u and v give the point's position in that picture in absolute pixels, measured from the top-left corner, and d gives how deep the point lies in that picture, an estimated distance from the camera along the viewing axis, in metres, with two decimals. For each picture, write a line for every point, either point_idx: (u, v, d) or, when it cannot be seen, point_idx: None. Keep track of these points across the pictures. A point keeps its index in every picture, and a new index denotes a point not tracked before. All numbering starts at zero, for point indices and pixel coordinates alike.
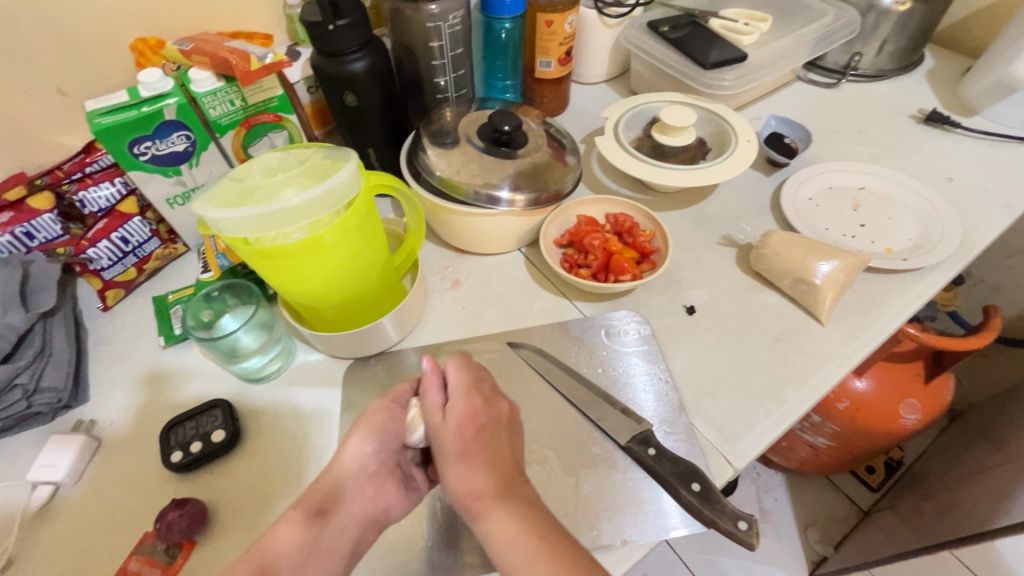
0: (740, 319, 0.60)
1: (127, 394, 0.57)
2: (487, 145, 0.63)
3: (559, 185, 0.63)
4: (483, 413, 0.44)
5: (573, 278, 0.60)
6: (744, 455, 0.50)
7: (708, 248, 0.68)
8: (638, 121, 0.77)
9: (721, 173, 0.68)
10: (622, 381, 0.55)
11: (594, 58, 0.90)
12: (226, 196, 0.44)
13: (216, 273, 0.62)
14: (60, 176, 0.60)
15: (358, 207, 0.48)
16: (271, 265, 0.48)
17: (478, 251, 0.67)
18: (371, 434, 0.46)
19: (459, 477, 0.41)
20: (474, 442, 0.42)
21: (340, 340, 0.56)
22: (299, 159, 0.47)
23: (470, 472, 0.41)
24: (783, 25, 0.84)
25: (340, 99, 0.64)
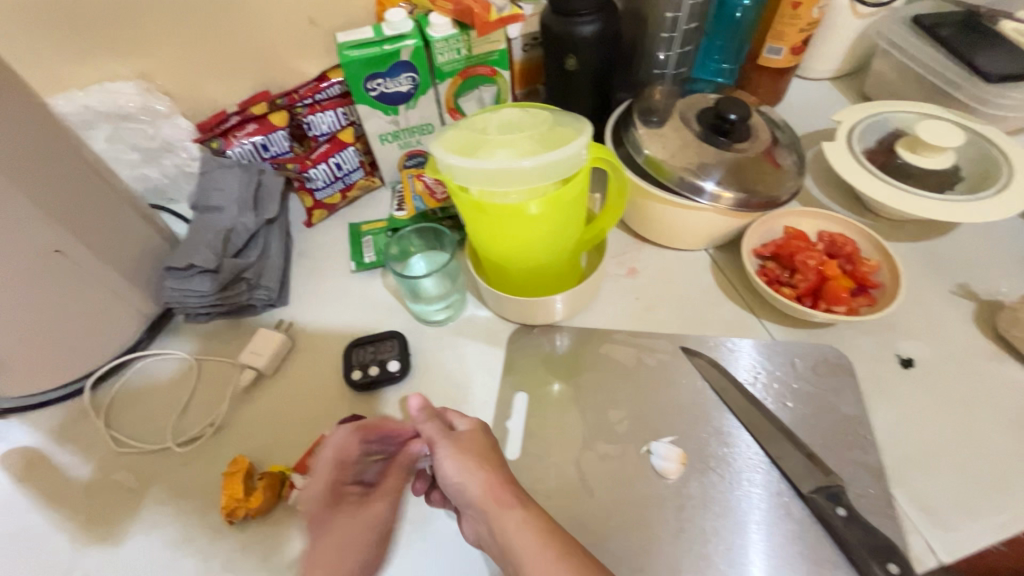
0: (969, 389, 0.50)
1: (319, 306, 0.63)
2: (705, 132, 0.58)
3: (775, 191, 0.57)
4: (486, 446, 0.42)
5: (776, 297, 0.54)
6: (954, 548, 0.42)
7: (938, 294, 0.57)
8: (877, 131, 0.66)
9: (982, 210, 0.56)
10: (811, 422, 0.49)
11: (828, 51, 0.79)
12: (465, 143, 0.45)
13: (410, 213, 0.65)
14: (296, 100, 0.66)
15: (579, 181, 0.47)
16: (480, 218, 0.48)
17: (664, 243, 0.63)
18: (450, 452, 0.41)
19: (481, 489, 0.40)
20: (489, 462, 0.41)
21: (512, 303, 0.56)
22: (536, 120, 0.47)
23: (492, 482, 0.40)
24: None
25: (560, 62, 0.62)
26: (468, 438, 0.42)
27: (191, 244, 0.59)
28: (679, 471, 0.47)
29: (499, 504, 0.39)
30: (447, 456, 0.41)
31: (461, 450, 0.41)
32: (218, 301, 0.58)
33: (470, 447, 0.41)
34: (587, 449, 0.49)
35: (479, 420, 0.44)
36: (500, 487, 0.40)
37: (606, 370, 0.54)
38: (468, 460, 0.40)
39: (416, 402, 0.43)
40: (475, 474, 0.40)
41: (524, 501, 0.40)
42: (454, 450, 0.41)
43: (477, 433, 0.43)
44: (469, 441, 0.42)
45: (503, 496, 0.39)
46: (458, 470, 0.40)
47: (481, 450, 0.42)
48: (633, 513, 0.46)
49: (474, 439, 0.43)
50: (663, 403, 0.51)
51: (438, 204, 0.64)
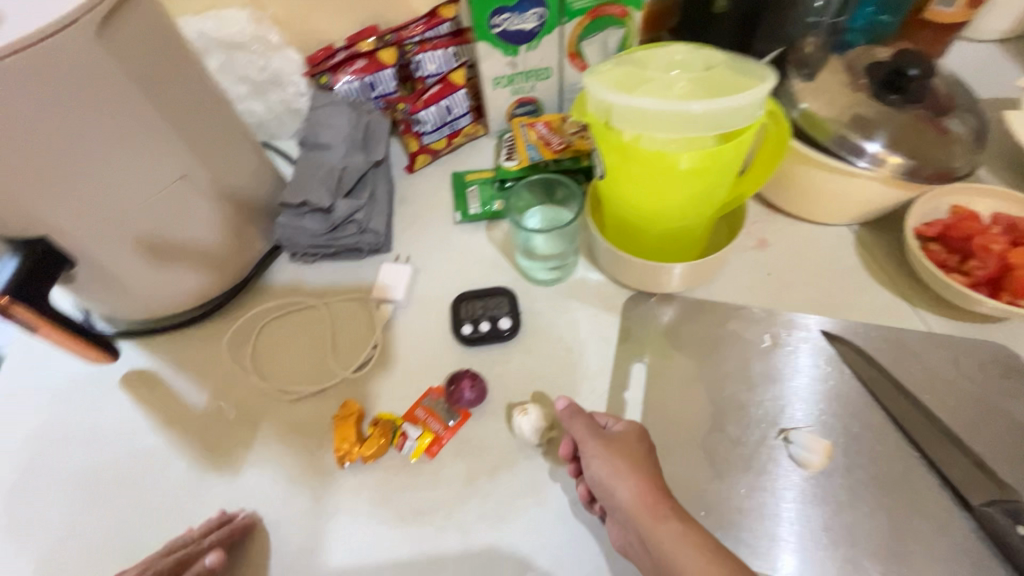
0: None
1: (422, 256, 0.61)
2: (875, 88, 0.50)
3: (951, 162, 0.49)
4: (640, 454, 0.41)
5: (945, 282, 0.47)
6: None
7: None
8: None
9: None
10: (977, 427, 0.43)
11: (1005, 6, 0.68)
12: (623, 81, 0.40)
13: (522, 163, 0.61)
14: (406, 37, 0.63)
15: (746, 135, 0.41)
16: (621, 166, 0.43)
17: (802, 214, 0.57)
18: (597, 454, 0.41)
19: (632, 495, 0.39)
20: (642, 466, 0.40)
21: (633, 267, 0.52)
22: (705, 64, 0.41)
23: (643, 490, 0.39)
24: None
25: (706, 2, 0.56)
26: (620, 440, 0.42)
27: (304, 181, 0.57)
28: (824, 463, 0.43)
29: (653, 514, 0.38)
30: (596, 457, 0.41)
31: (613, 454, 0.40)
32: (328, 242, 0.57)
33: (619, 451, 0.41)
34: (716, 430, 0.46)
35: (631, 426, 0.43)
36: (652, 496, 0.39)
37: (734, 349, 0.50)
38: (620, 464, 0.40)
39: (563, 403, 0.45)
40: (626, 477, 0.39)
41: (679, 513, 0.39)
42: (605, 451, 0.41)
43: (631, 437, 0.42)
44: (622, 443, 0.42)
45: (657, 506, 0.38)
46: (609, 471, 0.40)
47: (635, 456, 0.41)
48: (769, 502, 0.42)
49: (627, 442, 0.42)
50: (801, 389, 0.47)
51: (554, 155, 0.60)
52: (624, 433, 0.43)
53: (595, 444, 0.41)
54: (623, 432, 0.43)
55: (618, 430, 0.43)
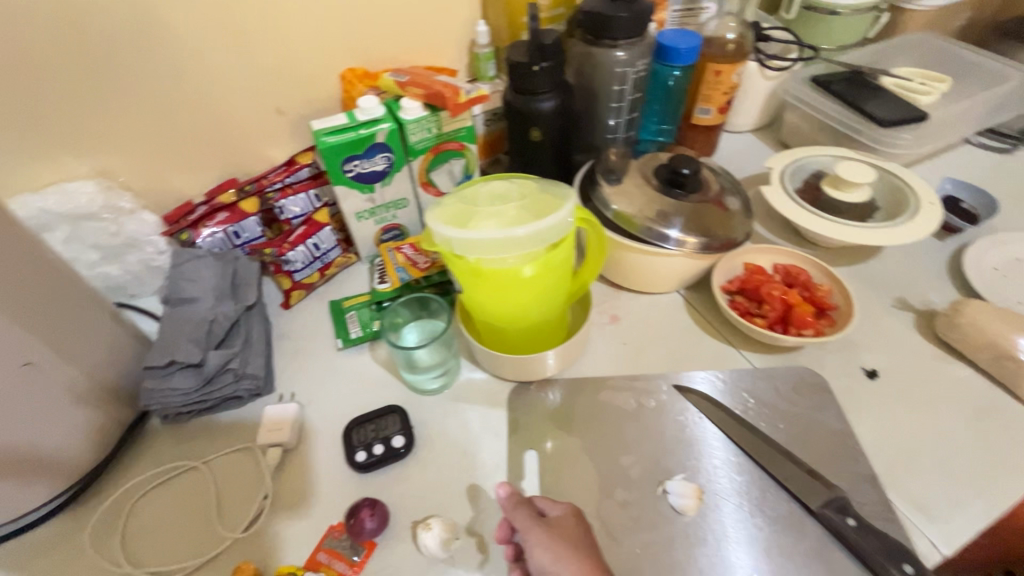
0: (930, 391, 0.56)
1: (307, 389, 0.61)
2: (663, 186, 0.63)
3: (730, 233, 0.63)
4: (580, 536, 0.43)
5: (749, 326, 0.58)
6: (954, 541, 0.46)
7: (881, 310, 0.64)
8: (802, 173, 0.75)
9: (900, 235, 0.65)
10: (805, 443, 0.52)
11: (746, 108, 0.90)
12: (458, 216, 0.48)
13: (394, 285, 0.66)
14: (267, 185, 0.68)
15: (567, 242, 0.50)
16: (476, 278, 0.49)
17: (639, 288, 0.67)
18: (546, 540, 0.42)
19: None
20: (582, 546, 0.42)
21: (508, 362, 0.57)
22: (521, 191, 0.50)
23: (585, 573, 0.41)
24: (959, 87, 0.81)
25: (525, 134, 0.68)
26: (560, 525, 0.44)
27: (170, 339, 0.56)
28: (697, 506, 0.49)
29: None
30: (539, 544, 0.42)
31: (555, 541, 0.42)
32: (202, 397, 0.55)
33: (560, 537, 0.43)
34: (607, 498, 0.50)
35: (567, 509, 0.45)
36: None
37: (607, 417, 0.56)
38: (560, 550, 0.42)
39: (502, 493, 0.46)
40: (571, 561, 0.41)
41: None
42: (548, 540, 0.42)
43: (569, 520, 0.44)
44: (563, 529, 0.43)
45: None
46: (552, 558, 0.41)
47: (575, 540, 0.43)
48: (661, 556, 0.46)
49: (567, 528, 0.44)
50: (671, 442, 0.53)
51: (422, 273, 0.65)
52: (560, 515, 0.45)
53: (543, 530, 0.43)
54: (559, 515, 0.45)
55: (560, 515, 0.45)
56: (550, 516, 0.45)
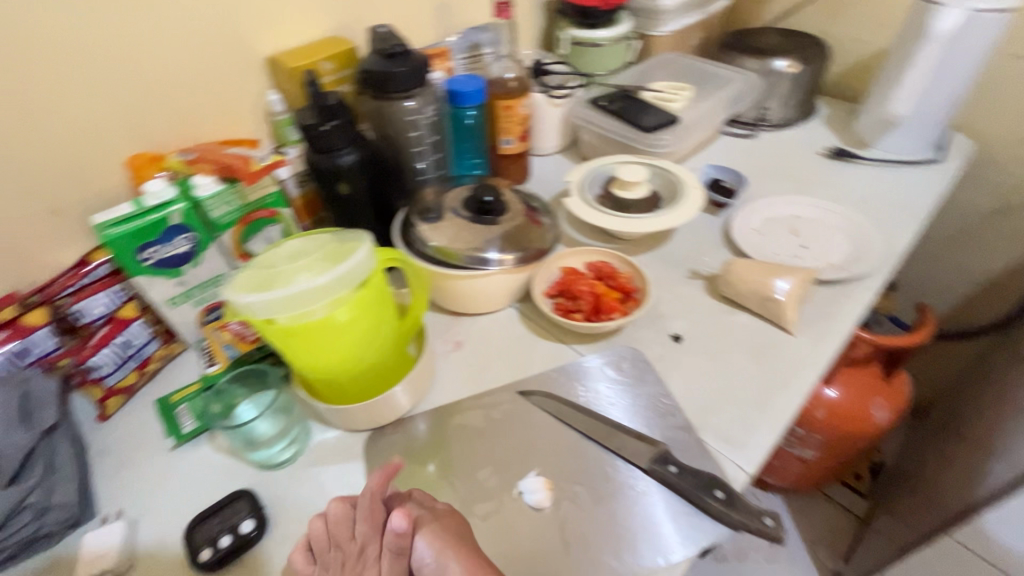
0: (722, 341, 0.67)
1: (140, 502, 0.55)
2: (473, 215, 0.69)
3: (541, 243, 0.70)
4: (464, 528, 0.47)
5: (570, 322, 0.65)
6: (753, 460, 0.55)
7: (679, 282, 0.75)
8: (597, 181, 0.86)
9: (677, 217, 0.77)
10: (632, 413, 0.59)
11: (547, 132, 1.01)
12: (255, 281, 0.48)
13: (224, 364, 0.63)
14: (54, 292, 0.60)
15: (375, 281, 0.52)
16: (292, 338, 0.49)
17: (474, 311, 0.71)
18: (438, 531, 0.46)
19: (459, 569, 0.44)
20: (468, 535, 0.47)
21: (356, 412, 0.57)
22: (318, 244, 0.52)
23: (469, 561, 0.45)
24: (701, 92, 0.99)
25: (333, 189, 0.70)
26: (448, 517, 0.48)
27: None
28: (549, 498, 0.52)
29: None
30: (429, 535, 0.46)
31: (443, 531, 0.46)
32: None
33: (446, 534, 0.46)
34: (470, 517, 0.52)
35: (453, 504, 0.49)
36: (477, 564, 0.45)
37: (461, 439, 0.58)
38: (448, 540, 0.46)
39: (401, 518, 0.45)
40: (455, 549, 0.45)
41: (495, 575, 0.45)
42: (437, 531, 0.46)
43: (455, 514, 0.48)
44: (450, 522, 0.47)
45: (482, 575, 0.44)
46: (438, 548, 0.45)
47: (462, 532, 0.47)
48: (525, 553, 0.49)
49: (453, 521, 0.48)
50: (523, 445, 0.57)
51: (253, 344, 0.64)
52: (446, 508, 0.49)
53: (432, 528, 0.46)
54: (445, 508, 0.49)
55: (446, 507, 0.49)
56: (439, 511, 0.49)
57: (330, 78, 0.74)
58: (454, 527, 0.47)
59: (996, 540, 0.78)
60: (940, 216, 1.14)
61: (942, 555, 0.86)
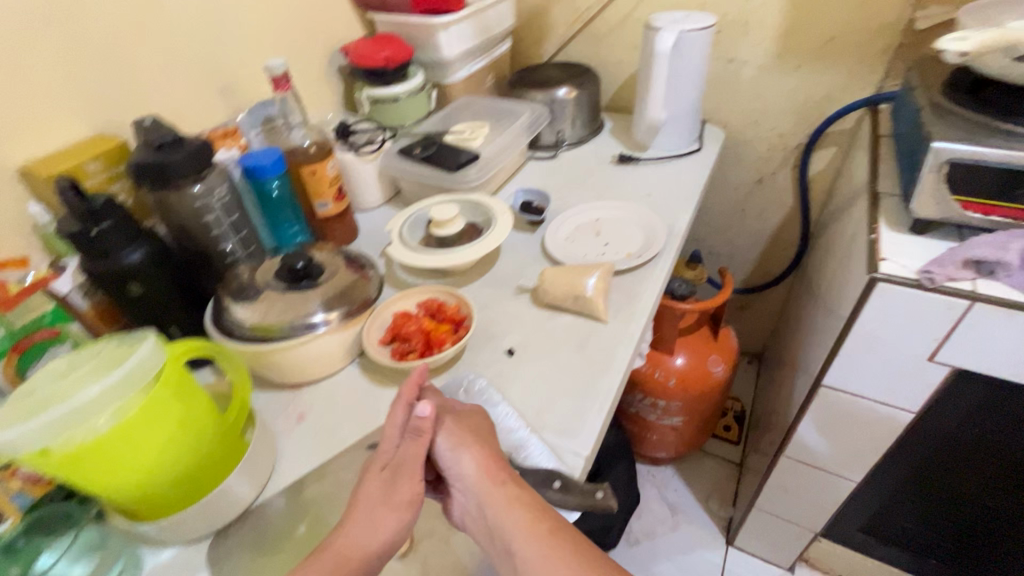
0: (549, 344, 0.73)
1: None
2: (288, 283, 0.69)
3: (365, 294, 0.72)
4: (481, 430, 0.59)
5: (405, 364, 0.67)
6: (587, 443, 0.60)
7: (507, 300, 0.82)
8: (418, 224, 0.91)
9: (489, 243, 0.84)
10: None
11: (366, 188, 1.04)
12: (17, 413, 0.44)
13: (15, 518, 0.54)
14: None
15: (172, 376, 0.50)
16: (79, 464, 0.45)
17: (313, 378, 0.71)
18: (466, 428, 0.58)
19: (474, 463, 0.56)
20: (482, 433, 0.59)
21: (187, 518, 0.53)
22: (92, 355, 0.50)
23: (483, 459, 0.57)
24: (499, 127, 1.10)
25: (124, 291, 0.65)
26: (467, 417, 0.60)
27: None
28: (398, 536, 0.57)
29: (486, 480, 0.56)
30: (451, 431, 0.58)
31: (459, 433, 0.58)
32: None
33: (465, 433, 0.58)
34: None
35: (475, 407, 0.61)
36: (489, 461, 0.57)
37: None
38: (465, 439, 0.58)
39: (427, 409, 0.58)
40: (470, 449, 0.57)
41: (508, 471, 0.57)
42: (457, 432, 0.58)
43: (474, 414, 0.60)
44: (470, 424, 0.59)
45: (494, 471, 0.56)
46: (459, 450, 0.57)
47: (476, 431, 0.58)
48: None
49: (471, 418, 0.60)
50: None
51: (48, 486, 0.56)
52: (462, 410, 0.61)
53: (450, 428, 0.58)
54: (462, 410, 0.61)
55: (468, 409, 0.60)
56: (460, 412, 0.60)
57: (100, 175, 0.70)
58: (469, 428, 0.59)
59: (814, 450, 0.91)
60: (721, 193, 1.36)
61: (788, 475, 0.99)
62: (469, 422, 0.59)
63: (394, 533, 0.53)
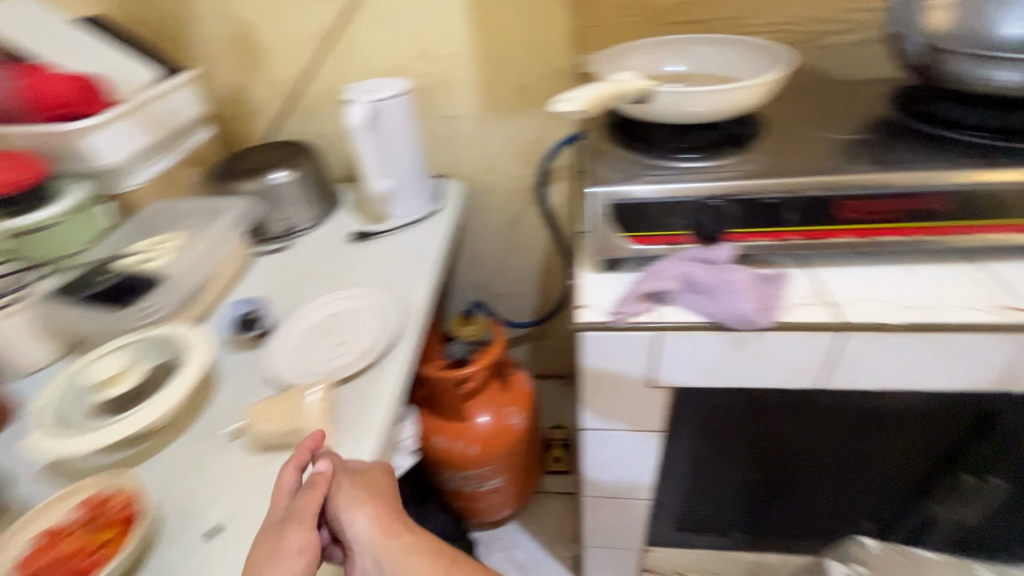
0: (262, 505, 0.61)
1: None
2: None
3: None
4: (382, 484, 0.61)
5: None
6: None
7: (213, 458, 0.67)
8: (79, 391, 0.71)
9: (177, 389, 0.67)
10: None
11: (17, 351, 0.80)
12: None
13: None
14: None
15: None
16: None
17: None
18: (368, 486, 0.59)
19: (372, 519, 0.58)
20: (381, 483, 0.60)
21: None
22: None
23: (379, 515, 0.59)
24: (197, 234, 0.94)
25: None
26: (364, 476, 0.60)
27: None
28: None
29: (382, 533, 0.58)
30: (348, 486, 0.58)
31: (358, 490, 0.58)
32: None
33: (362, 489, 0.59)
34: None
35: None
36: (386, 517, 0.59)
37: None
38: (363, 496, 0.58)
39: (323, 465, 0.58)
40: (371, 506, 0.59)
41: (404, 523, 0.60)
42: (357, 487, 0.59)
43: (374, 474, 0.61)
44: (364, 485, 0.59)
45: (390, 523, 0.59)
46: (357, 505, 0.58)
47: (375, 488, 0.60)
48: None
49: (371, 475, 0.61)
50: None
51: None
52: (349, 473, 0.60)
53: (342, 485, 0.58)
54: (348, 473, 0.60)
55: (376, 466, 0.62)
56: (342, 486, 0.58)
57: None
58: (369, 484, 0.60)
59: (604, 483, 0.91)
60: (484, 241, 1.37)
61: (595, 510, 0.99)
62: (366, 478, 0.60)
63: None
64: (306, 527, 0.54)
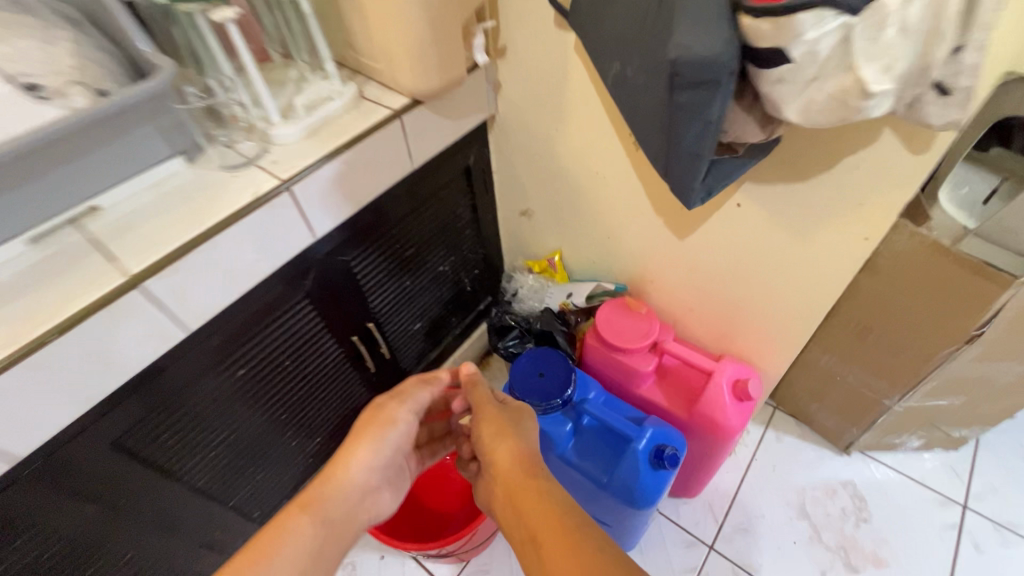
0: None
1: None
2: None
3: None
4: (512, 416, 0.87)
5: None
6: None
7: None
8: None
9: None
10: None
11: None
12: None
13: None
14: None
15: None
16: None
17: None
18: (488, 404, 0.91)
19: (510, 453, 0.82)
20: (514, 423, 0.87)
21: None
22: None
23: (522, 456, 0.81)
24: None
25: None
26: (513, 406, 0.92)
27: None
28: None
29: (528, 471, 0.80)
30: (487, 405, 0.91)
31: (500, 412, 0.90)
32: None
33: (500, 415, 0.89)
34: None
35: None
36: (525, 460, 0.81)
37: None
38: (508, 420, 0.87)
39: (465, 367, 0.92)
40: (508, 429, 0.84)
41: (535, 472, 0.79)
42: (504, 407, 0.90)
43: (518, 407, 0.93)
44: (509, 404, 0.92)
45: (531, 468, 0.80)
46: (495, 443, 0.84)
47: (513, 417, 0.88)
48: None
49: (514, 408, 0.90)
50: None
51: None
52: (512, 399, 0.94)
53: (482, 396, 0.91)
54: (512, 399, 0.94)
55: (508, 401, 0.93)
56: (505, 397, 0.94)
57: None
58: (495, 415, 0.89)
59: None
60: None
61: None
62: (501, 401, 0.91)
63: (394, 445, 0.89)
64: (404, 410, 0.90)
